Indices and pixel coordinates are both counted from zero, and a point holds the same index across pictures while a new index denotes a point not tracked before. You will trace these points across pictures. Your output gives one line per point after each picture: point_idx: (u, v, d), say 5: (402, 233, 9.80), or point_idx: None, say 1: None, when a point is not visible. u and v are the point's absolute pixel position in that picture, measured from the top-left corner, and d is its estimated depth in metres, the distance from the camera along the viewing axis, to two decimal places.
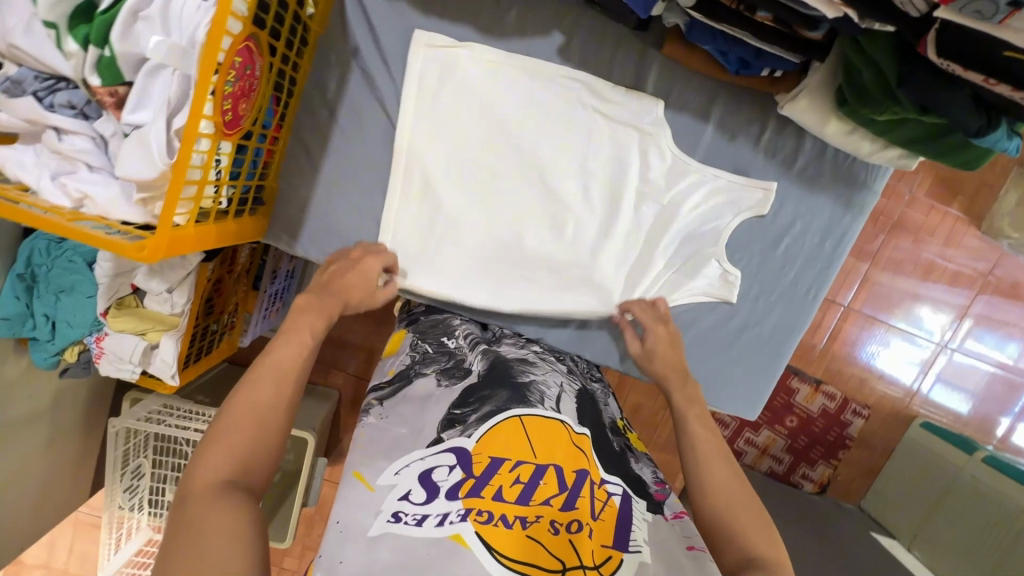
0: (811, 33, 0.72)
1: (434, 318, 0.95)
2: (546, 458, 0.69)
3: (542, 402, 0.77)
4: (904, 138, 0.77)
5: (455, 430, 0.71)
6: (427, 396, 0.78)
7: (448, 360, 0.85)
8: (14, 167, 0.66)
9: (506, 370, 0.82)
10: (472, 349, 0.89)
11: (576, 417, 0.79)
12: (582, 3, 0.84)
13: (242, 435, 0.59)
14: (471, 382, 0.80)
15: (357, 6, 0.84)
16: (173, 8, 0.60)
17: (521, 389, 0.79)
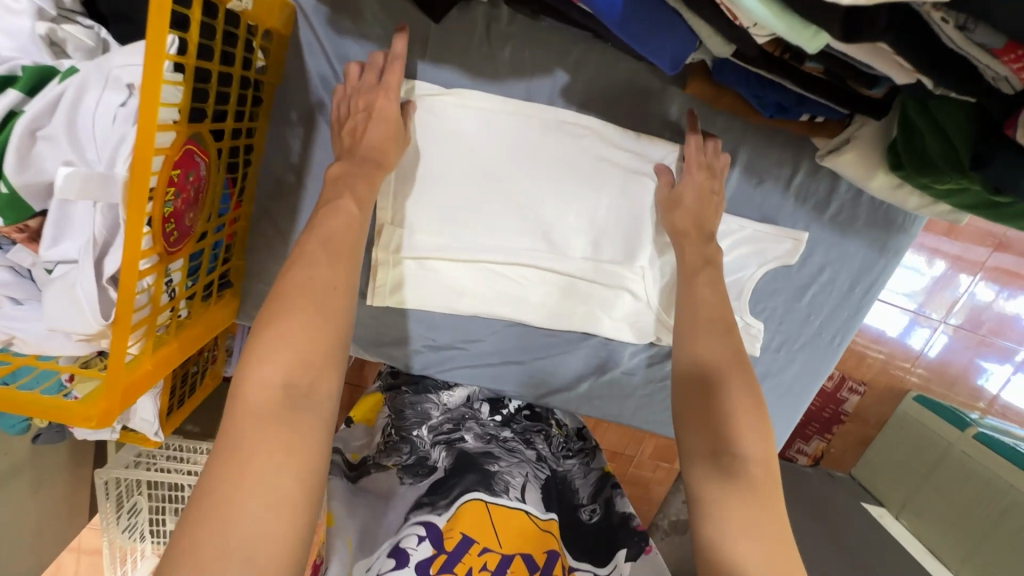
0: (869, 90, 0.60)
1: (414, 398, 0.87)
2: (512, 548, 0.66)
3: (507, 492, 0.71)
4: (966, 201, 0.66)
5: (423, 509, 0.67)
6: (391, 493, 0.73)
7: (410, 455, 0.78)
8: None
9: (470, 457, 0.76)
10: (436, 442, 0.80)
11: (543, 505, 0.74)
12: (590, 37, 0.70)
13: (298, 331, 0.54)
14: (438, 478, 0.73)
15: (317, 52, 0.69)
16: (79, 120, 0.47)
17: (488, 476, 0.73)
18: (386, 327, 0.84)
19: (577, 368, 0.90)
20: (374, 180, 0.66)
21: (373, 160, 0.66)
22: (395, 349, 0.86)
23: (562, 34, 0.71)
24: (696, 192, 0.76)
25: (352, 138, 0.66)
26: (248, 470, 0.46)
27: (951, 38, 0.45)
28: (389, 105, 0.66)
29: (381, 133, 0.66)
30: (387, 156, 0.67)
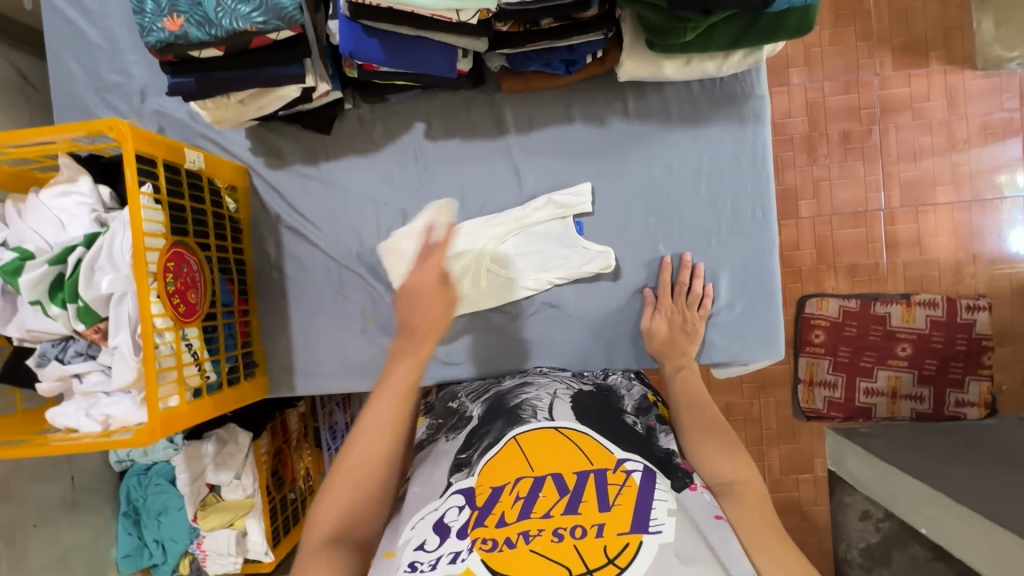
0: (586, 12, 0.81)
1: (438, 390, 1.01)
2: (545, 470, 0.71)
3: (535, 416, 0.80)
4: (727, 41, 0.80)
5: (462, 473, 0.76)
6: (440, 452, 0.84)
7: (453, 418, 0.90)
8: (61, 418, 0.85)
9: (501, 406, 0.86)
10: (474, 400, 0.92)
11: (574, 417, 0.80)
12: (424, 94, 1.00)
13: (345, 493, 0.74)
14: (474, 424, 0.85)
15: (267, 186, 1.04)
16: (114, 251, 0.79)
17: (515, 412, 0.82)
18: (376, 358, 1.03)
19: (541, 333, 1.01)
20: (422, 349, 0.78)
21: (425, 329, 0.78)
22: None
23: (408, 103, 1.01)
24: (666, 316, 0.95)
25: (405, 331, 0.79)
26: None
27: None
28: (434, 273, 0.77)
29: (426, 300, 0.77)
30: (433, 321, 0.78)
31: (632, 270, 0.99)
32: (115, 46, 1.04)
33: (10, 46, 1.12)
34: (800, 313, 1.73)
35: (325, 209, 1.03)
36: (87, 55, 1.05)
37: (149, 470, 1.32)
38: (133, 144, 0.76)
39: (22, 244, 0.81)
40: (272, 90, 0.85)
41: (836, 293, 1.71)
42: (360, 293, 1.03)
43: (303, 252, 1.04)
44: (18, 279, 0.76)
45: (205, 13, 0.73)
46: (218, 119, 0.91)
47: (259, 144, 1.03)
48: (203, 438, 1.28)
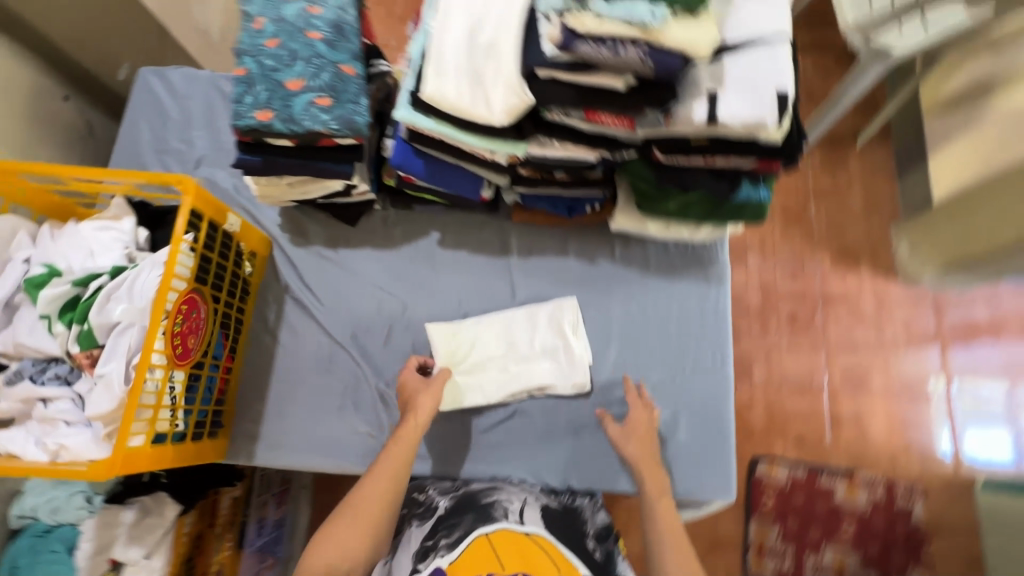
0: (593, 173, 1.00)
1: None
2: (513, 567, 0.76)
3: (506, 516, 0.84)
4: (700, 214, 0.99)
5: (431, 557, 0.79)
6: (410, 539, 0.85)
7: (422, 509, 0.91)
8: (5, 442, 0.81)
9: (470, 499, 0.89)
10: (443, 494, 0.93)
11: (541, 525, 0.84)
12: (444, 210, 1.16)
13: (347, 531, 0.78)
14: (443, 514, 0.87)
15: (285, 258, 1.13)
16: (136, 286, 0.84)
17: (486, 509, 0.85)
18: (345, 438, 1.04)
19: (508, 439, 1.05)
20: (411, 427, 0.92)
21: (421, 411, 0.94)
22: (351, 456, 1.03)
23: (429, 215, 1.17)
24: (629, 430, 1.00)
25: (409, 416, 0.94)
26: None
27: (584, 127, 0.86)
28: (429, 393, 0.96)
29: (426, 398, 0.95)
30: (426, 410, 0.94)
31: (603, 392, 1.07)
32: (186, 119, 1.20)
33: (92, 105, 1.31)
34: (752, 474, 1.78)
35: (332, 288, 1.12)
36: (158, 122, 1.20)
37: (49, 531, 1.19)
38: (191, 198, 0.86)
39: (54, 262, 0.87)
40: (322, 181, 1.01)
41: (785, 459, 1.80)
42: (344, 370, 1.07)
43: (299, 322, 1.10)
44: (39, 293, 0.81)
45: (291, 114, 0.87)
46: (264, 193, 1.05)
47: (287, 223, 1.15)
48: (124, 504, 1.20)
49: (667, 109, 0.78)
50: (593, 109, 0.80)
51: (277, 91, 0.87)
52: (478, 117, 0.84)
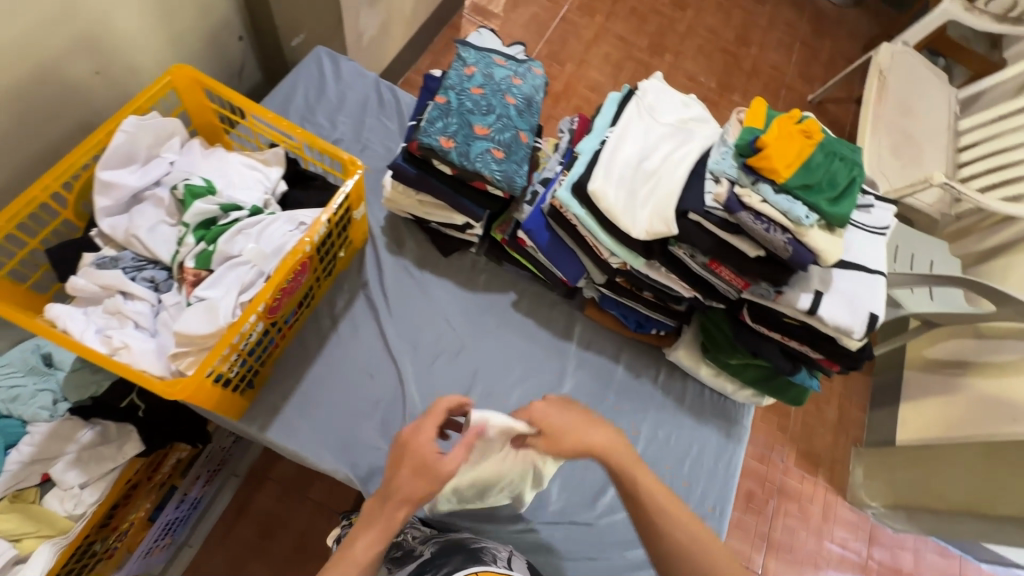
0: (678, 305, 1.12)
1: None
2: None
3: (494, 560, 0.83)
4: (751, 377, 1.11)
5: None
6: None
7: (403, 555, 0.91)
8: (69, 319, 0.79)
9: (457, 544, 0.90)
10: (425, 541, 0.94)
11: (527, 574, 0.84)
12: (528, 277, 1.24)
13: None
14: (428, 557, 0.87)
15: (374, 258, 1.17)
16: (267, 231, 0.87)
17: (474, 552, 0.85)
18: (360, 447, 1.02)
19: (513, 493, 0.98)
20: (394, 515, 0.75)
21: (411, 498, 0.74)
22: (358, 467, 1.01)
23: (513, 275, 1.24)
24: (549, 407, 0.84)
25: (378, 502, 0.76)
26: None
27: (699, 270, 0.98)
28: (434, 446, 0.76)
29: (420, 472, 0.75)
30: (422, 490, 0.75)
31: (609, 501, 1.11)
32: (339, 103, 1.29)
33: (256, 54, 1.39)
34: None
35: (405, 302, 1.15)
36: (313, 95, 1.28)
37: None
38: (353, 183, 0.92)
39: (212, 181, 0.91)
40: (450, 211, 1.09)
41: None
42: (386, 382, 1.08)
43: (362, 320, 1.12)
44: (191, 202, 0.85)
45: (468, 152, 0.97)
46: (391, 198, 1.12)
47: (389, 228, 1.21)
48: (88, 422, 1.12)
49: (779, 288, 0.91)
50: (719, 262, 0.93)
51: (465, 130, 0.98)
52: (622, 225, 0.95)
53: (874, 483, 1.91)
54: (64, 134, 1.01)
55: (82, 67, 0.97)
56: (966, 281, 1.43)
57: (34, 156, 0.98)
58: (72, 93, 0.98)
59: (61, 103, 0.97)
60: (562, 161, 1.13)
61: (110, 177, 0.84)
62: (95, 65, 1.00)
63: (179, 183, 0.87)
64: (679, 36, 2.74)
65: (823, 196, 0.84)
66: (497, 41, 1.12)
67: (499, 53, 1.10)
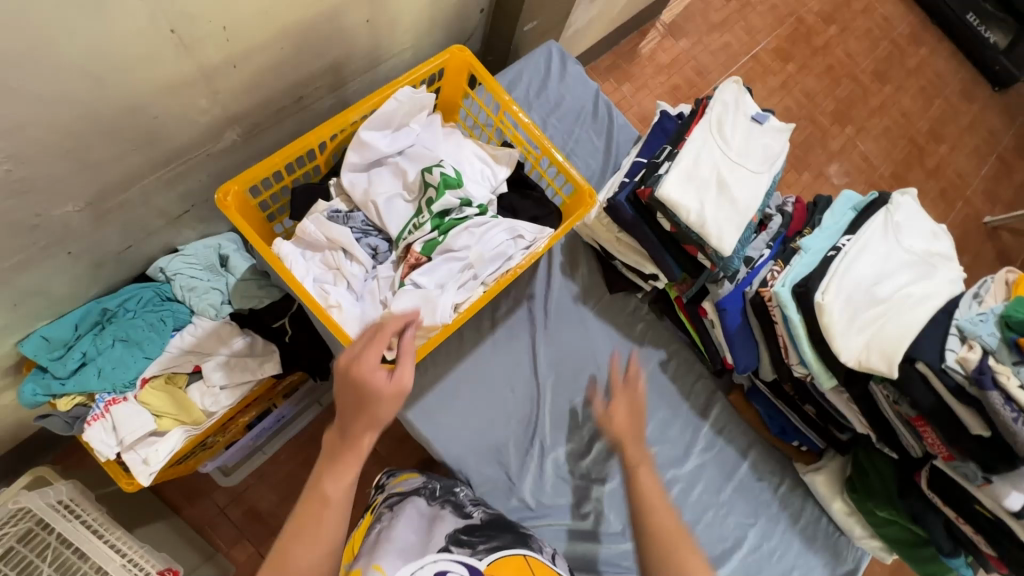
0: (839, 433, 1.07)
1: (445, 478, 1.01)
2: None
3: (542, 550, 0.92)
4: (891, 535, 1.03)
5: (465, 552, 0.84)
6: (434, 515, 0.91)
7: (449, 495, 0.96)
8: (296, 261, 0.83)
9: (503, 521, 0.94)
10: (474, 504, 0.97)
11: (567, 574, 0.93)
12: (683, 342, 1.19)
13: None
14: (474, 520, 0.91)
15: (545, 273, 1.16)
16: (489, 235, 0.86)
17: (522, 536, 0.91)
18: (479, 453, 1.04)
19: (764, 143, 0.98)
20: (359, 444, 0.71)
21: (373, 418, 0.70)
22: (479, 472, 1.03)
23: (670, 335, 1.19)
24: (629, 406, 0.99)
25: (344, 438, 0.71)
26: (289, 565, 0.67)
27: (892, 415, 0.91)
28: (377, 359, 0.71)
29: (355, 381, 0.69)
30: (378, 415, 0.70)
31: None
32: (556, 105, 1.26)
33: (484, 28, 1.37)
34: None
35: (565, 329, 1.14)
36: (534, 88, 1.26)
37: (169, 302, 1.17)
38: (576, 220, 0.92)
39: (459, 172, 0.91)
40: (644, 259, 1.05)
41: None
42: (524, 400, 1.08)
43: (517, 330, 1.11)
44: (441, 192, 0.86)
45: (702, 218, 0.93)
46: (587, 225, 1.09)
47: (567, 248, 1.18)
48: (242, 331, 1.18)
49: (989, 475, 0.84)
50: (927, 422, 0.86)
51: (710, 190, 0.92)
52: (834, 344, 0.88)
53: None
54: (319, 70, 1.04)
55: (359, 14, 1.00)
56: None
57: (289, 83, 1.01)
58: (341, 37, 1.01)
59: (328, 43, 1.00)
60: (772, 246, 1.04)
61: (366, 140, 0.87)
62: (369, 13, 1.01)
63: (434, 168, 0.87)
64: (869, 111, 2.27)
65: None
66: (751, 97, 1.04)
67: (752, 113, 1.01)
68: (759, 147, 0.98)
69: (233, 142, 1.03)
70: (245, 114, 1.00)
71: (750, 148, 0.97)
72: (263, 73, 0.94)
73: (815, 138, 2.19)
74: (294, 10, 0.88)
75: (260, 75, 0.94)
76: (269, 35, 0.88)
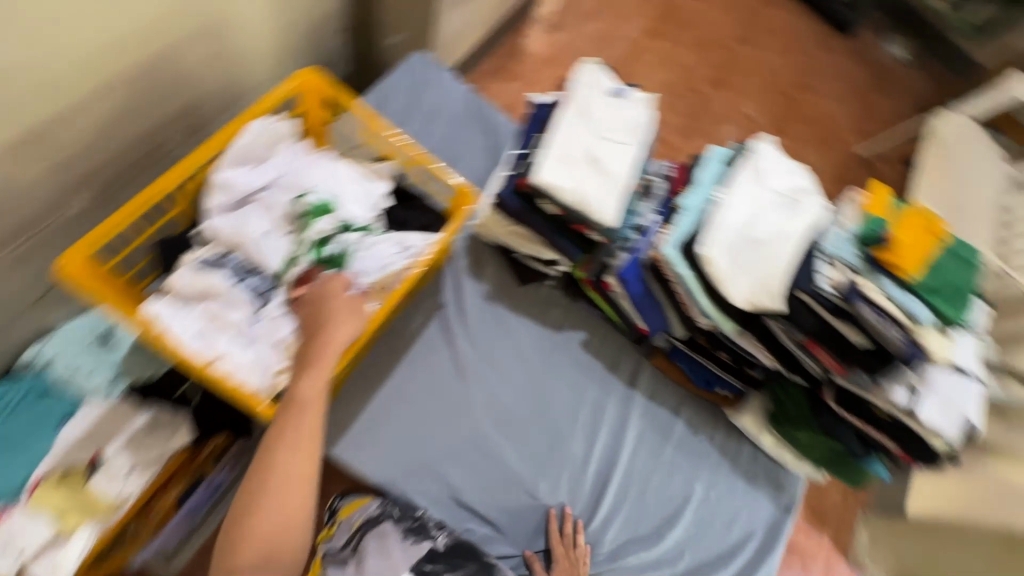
0: (752, 371, 1.12)
1: (403, 501, 1.01)
2: None
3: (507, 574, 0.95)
4: (818, 455, 1.10)
5: None
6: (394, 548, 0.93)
7: (411, 520, 0.97)
8: (169, 319, 0.78)
9: (467, 546, 0.96)
10: (437, 526, 0.98)
11: None
12: (601, 319, 1.21)
13: (289, 497, 0.75)
14: (436, 546, 0.94)
15: (452, 281, 1.16)
16: (371, 256, 0.86)
17: (487, 565, 0.94)
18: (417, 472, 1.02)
19: (626, 116, 1.03)
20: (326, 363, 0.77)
21: (322, 322, 0.79)
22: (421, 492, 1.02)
23: (587, 316, 1.21)
24: None
25: (307, 345, 0.78)
26: (271, 476, 0.74)
27: (788, 343, 0.97)
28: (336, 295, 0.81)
29: (323, 309, 0.80)
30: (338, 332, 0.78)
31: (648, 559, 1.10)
32: (432, 113, 1.26)
33: (349, 47, 1.34)
34: None
35: (483, 330, 1.14)
36: (407, 100, 1.25)
37: (47, 393, 1.09)
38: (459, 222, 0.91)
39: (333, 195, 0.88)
40: (542, 246, 1.07)
41: None
42: (454, 410, 1.07)
43: (435, 342, 1.11)
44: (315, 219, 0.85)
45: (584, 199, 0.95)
46: (482, 224, 1.09)
47: (470, 251, 1.18)
48: (141, 408, 1.08)
49: (877, 380, 0.91)
50: (819, 344, 0.92)
51: (583, 170, 0.95)
52: (724, 290, 0.94)
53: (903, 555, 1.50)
54: (170, 117, 0.99)
55: (198, 53, 0.95)
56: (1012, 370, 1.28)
57: (137, 135, 0.95)
58: (184, 80, 0.96)
59: (172, 86, 0.95)
60: (658, 211, 1.07)
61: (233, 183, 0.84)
62: (209, 50, 0.97)
63: (306, 196, 0.86)
64: (740, 73, 2.44)
65: (947, 301, 0.86)
66: (609, 75, 1.08)
67: (611, 90, 1.05)
68: (623, 121, 1.02)
69: (88, 207, 0.96)
70: (92, 174, 0.93)
71: (614, 123, 1.01)
72: (102, 128, 0.89)
73: (699, 105, 2.33)
74: (117, 58, 0.82)
75: (97, 132, 0.88)
76: (95, 89, 0.82)
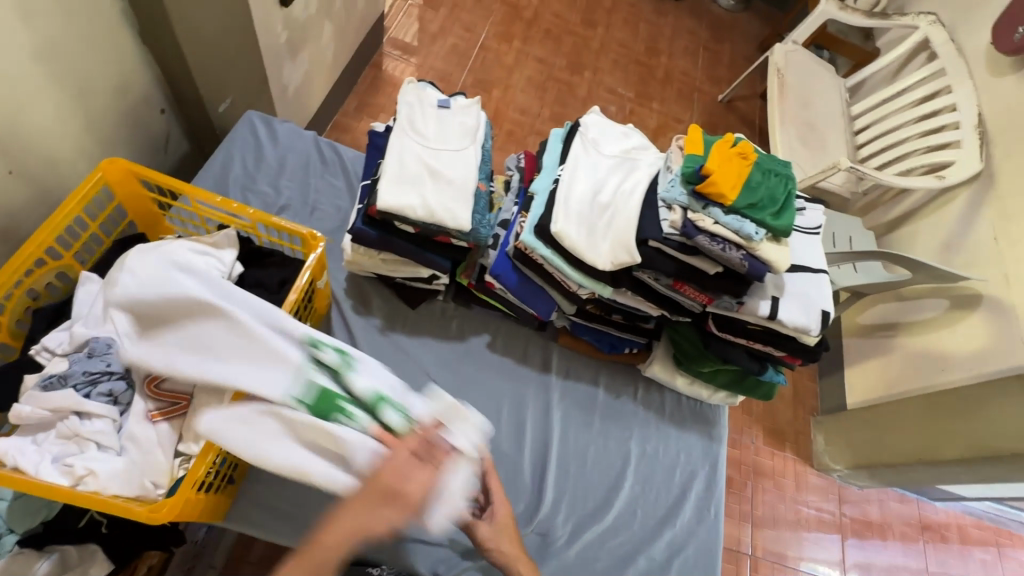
0: (646, 324, 1.18)
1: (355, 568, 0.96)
2: None
3: None
4: (725, 380, 1.18)
5: None
6: None
7: None
8: (16, 454, 0.72)
9: None
10: None
11: None
12: (500, 317, 1.24)
13: None
14: None
15: (342, 324, 1.15)
16: None
17: None
18: None
19: (456, 122, 1.07)
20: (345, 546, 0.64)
21: (364, 525, 0.66)
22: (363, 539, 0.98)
23: (486, 318, 1.24)
24: None
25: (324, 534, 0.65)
26: None
27: (660, 287, 1.02)
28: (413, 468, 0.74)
29: (388, 478, 0.71)
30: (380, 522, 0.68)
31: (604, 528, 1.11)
32: (280, 168, 1.25)
33: (182, 124, 1.31)
34: None
35: (385, 362, 1.13)
36: (250, 160, 1.24)
37: None
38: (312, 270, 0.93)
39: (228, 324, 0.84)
40: (414, 266, 1.08)
41: None
42: None
43: None
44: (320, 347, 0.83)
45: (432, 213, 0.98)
46: (352, 260, 1.10)
47: (353, 290, 1.18)
48: (42, 552, 0.91)
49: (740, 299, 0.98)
50: (683, 281, 0.98)
51: (424, 182, 0.98)
52: (587, 259, 0.97)
53: (851, 446, 1.60)
54: None
55: None
56: (885, 253, 1.38)
57: None
58: None
59: None
60: (518, 201, 1.15)
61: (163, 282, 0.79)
62: (9, 164, 0.92)
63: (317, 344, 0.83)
64: (592, 53, 2.58)
65: (767, 213, 0.94)
66: (431, 88, 1.12)
67: (437, 102, 1.09)
68: (453, 127, 1.06)
69: None
70: None
71: (444, 132, 1.05)
72: None
73: (564, 91, 2.43)
74: None
75: None
76: None
